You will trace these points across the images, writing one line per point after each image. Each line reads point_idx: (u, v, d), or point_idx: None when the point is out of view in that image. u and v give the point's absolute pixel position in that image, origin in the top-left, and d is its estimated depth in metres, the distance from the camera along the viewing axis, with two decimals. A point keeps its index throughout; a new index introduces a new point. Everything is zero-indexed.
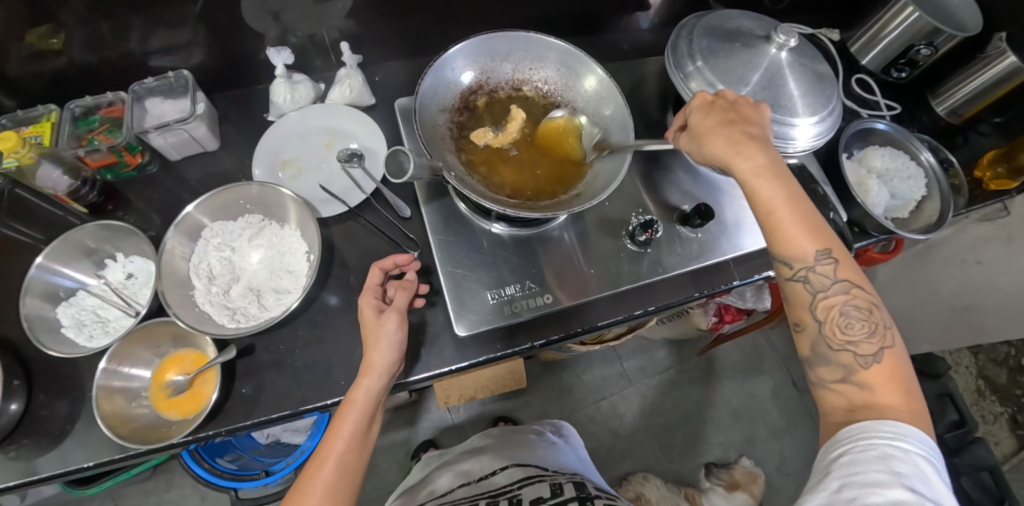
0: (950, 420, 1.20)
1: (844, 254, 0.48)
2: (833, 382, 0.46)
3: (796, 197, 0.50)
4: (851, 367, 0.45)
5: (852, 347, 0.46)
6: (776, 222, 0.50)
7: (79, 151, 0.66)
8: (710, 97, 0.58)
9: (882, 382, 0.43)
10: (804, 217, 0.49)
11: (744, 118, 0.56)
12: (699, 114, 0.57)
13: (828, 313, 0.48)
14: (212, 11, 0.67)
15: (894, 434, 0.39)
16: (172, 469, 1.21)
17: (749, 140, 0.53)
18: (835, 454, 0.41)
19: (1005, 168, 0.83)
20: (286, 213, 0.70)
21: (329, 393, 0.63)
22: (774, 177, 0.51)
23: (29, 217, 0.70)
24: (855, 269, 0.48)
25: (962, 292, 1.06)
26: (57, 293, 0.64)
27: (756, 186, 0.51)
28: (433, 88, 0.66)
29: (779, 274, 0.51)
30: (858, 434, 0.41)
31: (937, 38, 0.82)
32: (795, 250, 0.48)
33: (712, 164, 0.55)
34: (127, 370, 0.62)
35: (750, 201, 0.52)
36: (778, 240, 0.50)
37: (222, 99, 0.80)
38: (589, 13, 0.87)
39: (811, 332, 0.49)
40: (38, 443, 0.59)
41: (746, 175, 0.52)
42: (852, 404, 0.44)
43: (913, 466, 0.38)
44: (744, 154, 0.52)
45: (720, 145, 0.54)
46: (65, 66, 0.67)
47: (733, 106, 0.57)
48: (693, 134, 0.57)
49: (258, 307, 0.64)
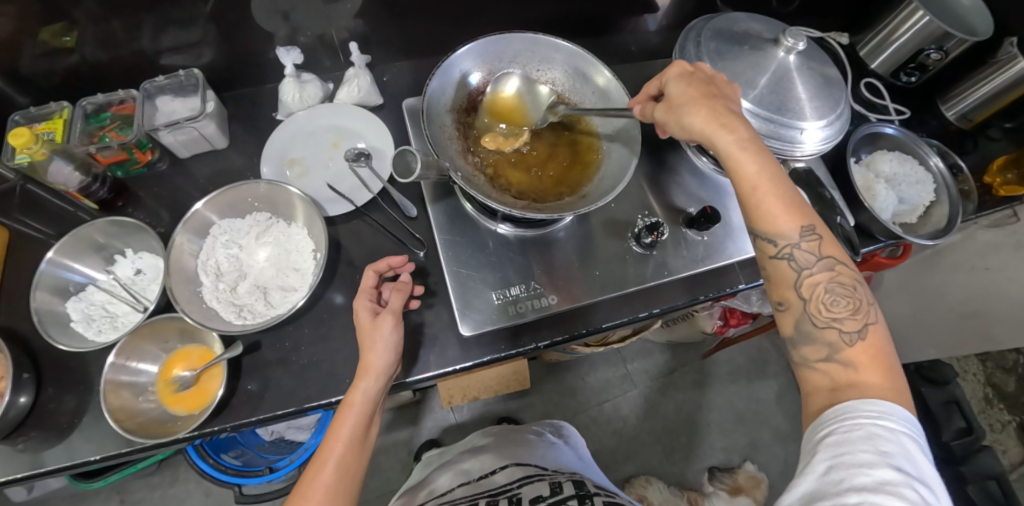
0: (956, 427, 1.19)
1: (825, 231, 0.48)
2: (817, 360, 0.46)
3: (778, 173, 0.49)
4: (836, 345, 0.45)
5: (837, 324, 0.45)
6: (760, 198, 0.49)
7: (90, 148, 0.67)
8: (690, 68, 0.58)
9: (866, 360, 0.43)
10: (786, 193, 0.49)
11: (724, 93, 0.56)
12: (680, 83, 0.57)
13: (813, 291, 0.47)
14: (222, 11, 0.67)
15: (879, 412, 0.39)
16: (176, 464, 1.21)
17: (732, 114, 0.53)
18: (820, 435, 0.41)
19: (1015, 175, 0.82)
20: (293, 211, 0.70)
21: (332, 391, 0.64)
22: (755, 150, 0.51)
23: (39, 212, 0.71)
24: (837, 247, 0.48)
25: (970, 298, 1.05)
26: (66, 287, 0.65)
27: (741, 158, 0.50)
28: (440, 88, 0.66)
29: (761, 252, 0.50)
30: (842, 414, 0.40)
31: (947, 43, 0.81)
32: (781, 227, 0.48)
33: (694, 137, 0.55)
34: (134, 365, 0.62)
35: (734, 176, 0.51)
36: (761, 217, 0.49)
37: (231, 97, 0.81)
38: (597, 14, 0.87)
39: (795, 310, 0.48)
40: (46, 436, 0.60)
41: (730, 147, 0.51)
42: (836, 383, 0.43)
43: (900, 445, 0.38)
44: (727, 128, 0.52)
45: (703, 117, 0.53)
46: (77, 64, 0.68)
47: (712, 80, 0.58)
48: (673, 103, 0.56)
49: (264, 304, 0.65)
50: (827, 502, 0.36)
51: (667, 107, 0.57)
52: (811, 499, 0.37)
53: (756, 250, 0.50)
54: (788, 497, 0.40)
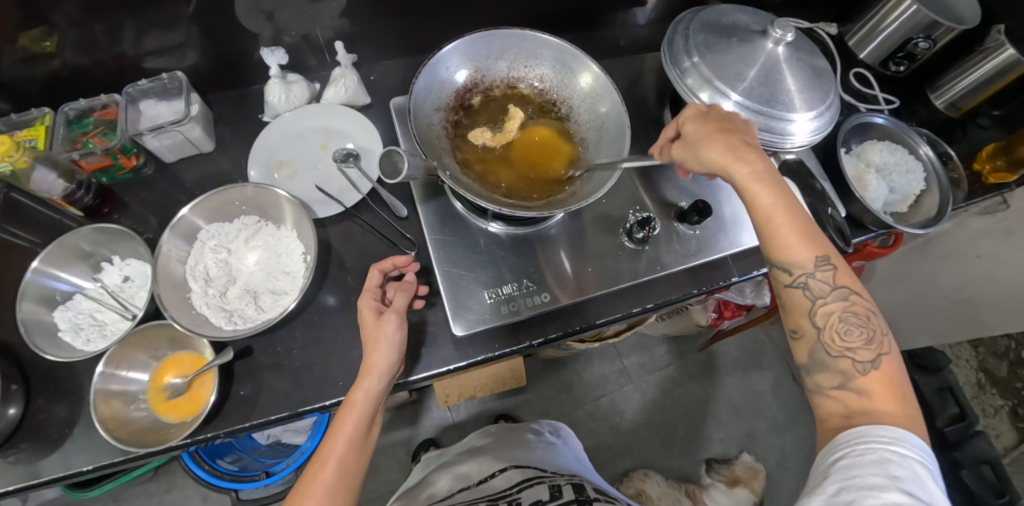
0: (950, 413, 1.20)
1: (841, 262, 0.48)
2: (831, 388, 0.46)
3: (793, 205, 0.50)
4: (849, 374, 0.45)
5: (850, 354, 0.46)
6: (775, 229, 0.50)
7: (73, 154, 0.66)
8: (703, 109, 0.59)
9: (879, 389, 0.44)
10: (801, 222, 0.50)
11: (739, 128, 0.57)
12: (694, 124, 0.58)
13: (827, 320, 0.47)
14: (205, 12, 0.66)
15: (891, 438, 0.39)
16: (173, 470, 1.21)
17: (747, 147, 0.54)
18: (832, 459, 0.41)
19: (1005, 161, 0.82)
20: (282, 214, 0.69)
21: (327, 394, 0.63)
22: (772, 183, 0.51)
23: (25, 220, 0.70)
24: (851, 277, 0.48)
25: (962, 286, 1.06)
26: (53, 297, 0.64)
27: (756, 192, 0.51)
28: (427, 87, 0.66)
29: (776, 280, 0.51)
30: (854, 438, 0.41)
31: (935, 32, 0.81)
32: (795, 256, 0.48)
33: (710, 171, 0.55)
34: (125, 374, 0.62)
35: (749, 207, 0.51)
36: (776, 247, 0.50)
37: (217, 100, 0.80)
38: (585, 9, 0.86)
39: (809, 339, 0.48)
40: (37, 448, 0.59)
41: (746, 181, 0.52)
42: (849, 410, 0.44)
43: (911, 471, 0.38)
44: (743, 160, 0.53)
45: (718, 152, 0.54)
46: (58, 69, 0.67)
47: (726, 117, 0.58)
48: (689, 141, 0.57)
49: (255, 308, 0.64)
50: None
51: (684, 145, 0.57)
52: None
53: (772, 276, 0.51)
54: None
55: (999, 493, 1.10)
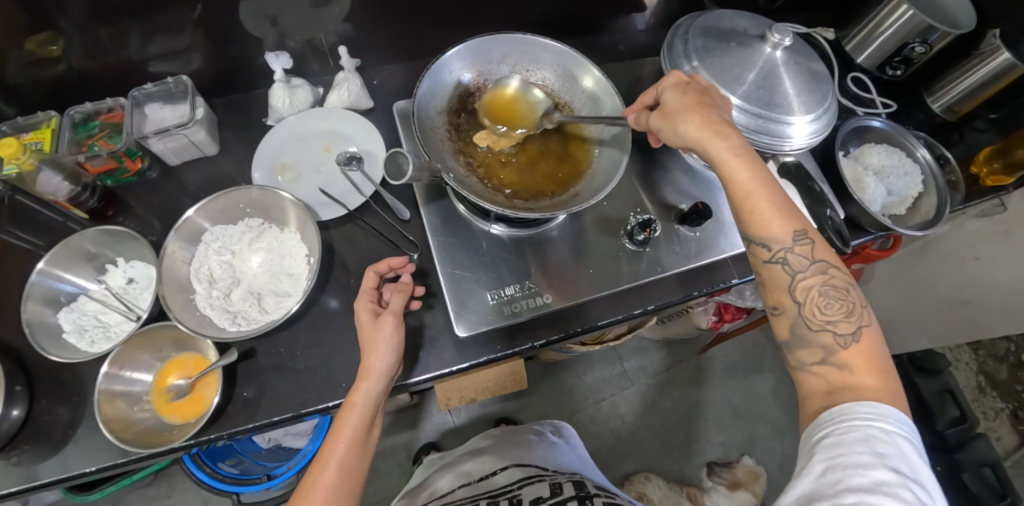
0: (951, 415, 1.22)
1: (819, 235, 0.49)
2: (813, 364, 0.46)
3: (769, 179, 0.50)
4: (831, 348, 0.45)
5: (831, 327, 0.46)
6: (753, 205, 0.50)
7: (79, 157, 0.66)
8: (685, 78, 0.59)
9: (861, 362, 0.44)
10: (779, 198, 0.50)
11: (717, 104, 0.58)
12: (674, 92, 0.58)
13: (807, 294, 0.48)
14: (211, 17, 0.67)
15: (874, 415, 0.39)
16: (173, 474, 1.20)
17: (724, 123, 0.54)
18: (815, 438, 0.41)
19: (1001, 164, 0.83)
20: (286, 216, 0.70)
21: (330, 395, 0.63)
22: (750, 158, 0.51)
23: (29, 223, 0.71)
24: (829, 251, 0.49)
25: (960, 288, 1.06)
26: (57, 298, 0.64)
27: (733, 166, 0.51)
28: (430, 91, 0.67)
29: (755, 256, 0.51)
30: (838, 416, 0.41)
31: (931, 36, 0.82)
32: (774, 232, 0.49)
33: (687, 144, 0.56)
34: (128, 374, 0.62)
35: (728, 181, 0.52)
36: (755, 223, 0.50)
37: (221, 104, 0.80)
38: (584, 14, 0.87)
39: (790, 314, 0.49)
40: (40, 449, 0.59)
41: (724, 155, 0.52)
42: (831, 386, 0.44)
43: (895, 447, 0.38)
44: (721, 136, 0.53)
45: (697, 125, 0.54)
46: (65, 73, 0.68)
47: (705, 90, 0.59)
48: (668, 111, 0.57)
49: (259, 309, 0.65)
50: (824, 502, 0.36)
51: (662, 114, 0.58)
52: (807, 499, 0.38)
53: (751, 254, 0.51)
54: (784, 499, 0.40)
55: (1000, 493, 1.11)
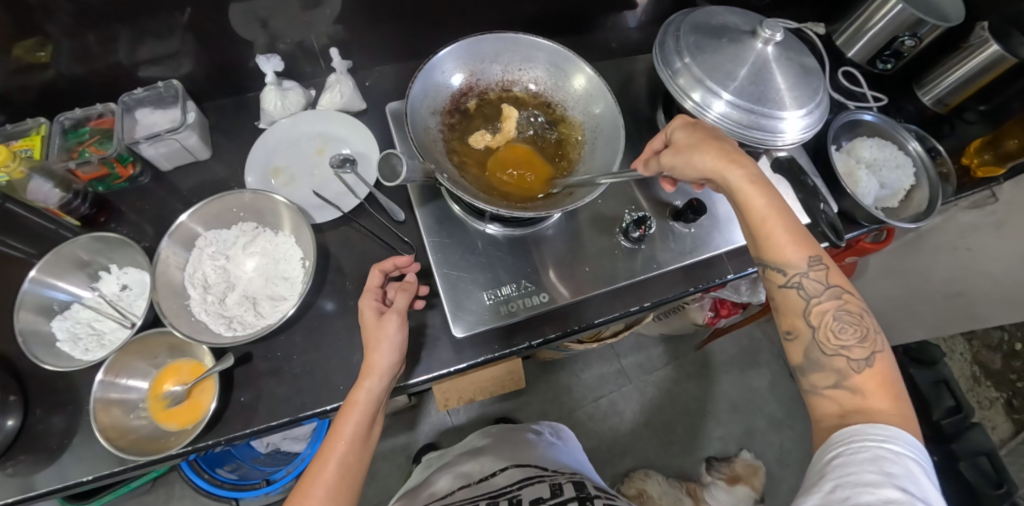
0: (946, 406, 1.24)
1: (833, 262, 0.50)
2: (826, 387, 0.47)
3: (785, 207, 0.52)
4: (844, 372, 0.46)
5: (845, 352, 0.47)
6: (769, 231, 0.52)
7: (70, 164, 0.66)
8: (690, 120, 0.61)
9: (873, 387, 0.45)
10: (792, 226, 0.52)
11: (728, 137, 0.59)
12: (683, 132, 0.59)
13: (821, 318, 0.49)
14: (200, 20, 0.67)
15: (885, 437, 0.40)
16: (171, 481, 1.20)
17: (741, 151, 0.55)
18: (827, 458, 0.42)
19: (992, 155, 0.84)
20: (280, 220, 0.70)
21: (328, 399, 0.63)
22: (766, 186, 0.53)
23: (20, 231, 0.70)
24: (843, 277, 0.50)
25: (953, 279, 1.07)
26: (50, 306, 0.64)
27: (750, 193, 0.52)
28: (423, 92, 0.66)
29: (771, 281, 0.52)
30: (849, 437, 0.41)
31: (921, 29, 0.83)
32: (789, 257, 0.50)
33: (703, 173, 0.56)
34: (124, 382, 0.61)
35: (744, 208, 0.53)
36: (771, 248, 0.52)
37: (213, 108, 0.80)
38: (576, 12, 0.87)
39: (804, 338, 0.49)
40: (36, 458, 0.59)
41: (740, 183, 0.53)
42: (844, 410, 0.45)
43: (905, 468, 0.38)
44: (737, 163, 0.54)
45: (713, 154, 0.55)
46: (53, 79, 0.67)
47: (713, 129, 0.60)
48: (680, 148, 0.58)
49: (255, 314, 0.65)
50: None
51: (674, 151, 0.58)
52: None
53: (766, 278, 0.53)
54: None
55: (998, 483, 1.12)
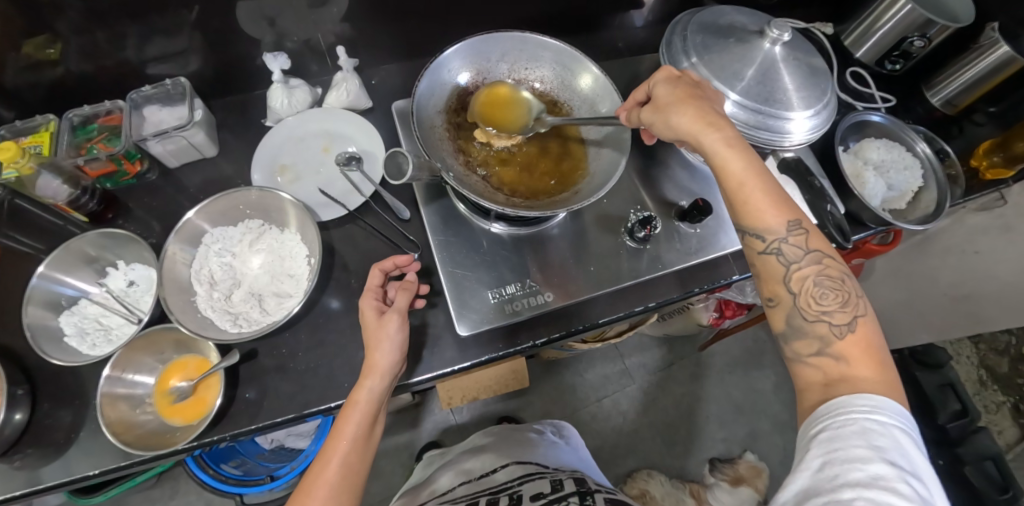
0: (952, 409, 1.21)
1: (812, 226, 0.50)
2: (809, 355, 0.46)
3: (764, 170, 0.51)
4: (827, 338, 0.45)
5: (827, 318, 0.46)
6: (746, 195, 0.51)
7: (78, 160, 0.66)
8: (675, 73, 0.60)
9: (857, 353, 0.44)
10: (770, 190, 0.51)
11: (708, 97, 0.59)
12: (666, 86, 0.59)
13: (802, 285, 0.48)
14: (208, 18, 0.67)
15: (871, 407, 0.39)
16: (176, 476, 1.21)
17: (719, 115, 0.55)
18: (814, 431, 0.41)
19: (1001, 157, 0.83)
20: (286, 217, 0.70)
21: (332, 396, 0.63)
22: (743, 148, 0.52)
23: (29, 227, 0.70)
24: (823, 241, 0.50)
25: (960, 282, 1.06)
26: (59, 302, 0.65)
27: (727, 155, 0.52)
28: (429, 90, 0.66)
29: (750, 248, 0.51)
30: (835, 409, 0.41)
31: (930, 30, 0.82)
32: (768, 222, 0.49)
33: (681, 136, 0.56)
34: (131, 377, 0.62)
35: (720, 172, 0.52)
36: (749, 214, 0.51)
37: (220, 106, 0.80)
38: (584, 12, 0.87)
39: (785, 305, 0.49)
40: (43, 453, 0.59)
41: (717, 146, 0.53)
42: (828, 378, 0.44)
43: (893, 440, 0.38)
44: (714, 127, 0.54)
45: (690, 116, 0.55)
46: (63, 76, 0.67)
47: (696, 85, 0.60)
48: (660, 104, 0.58)
49: (260, 311, 0.65)
50: (822, 498, 0.37)
51: (654, 108, 0.58)
52: (805, 495, 0.38)
53: (745, 245, 0.52)
54: (783, 494, 0.40)
55: (1002, 486, 1.10)
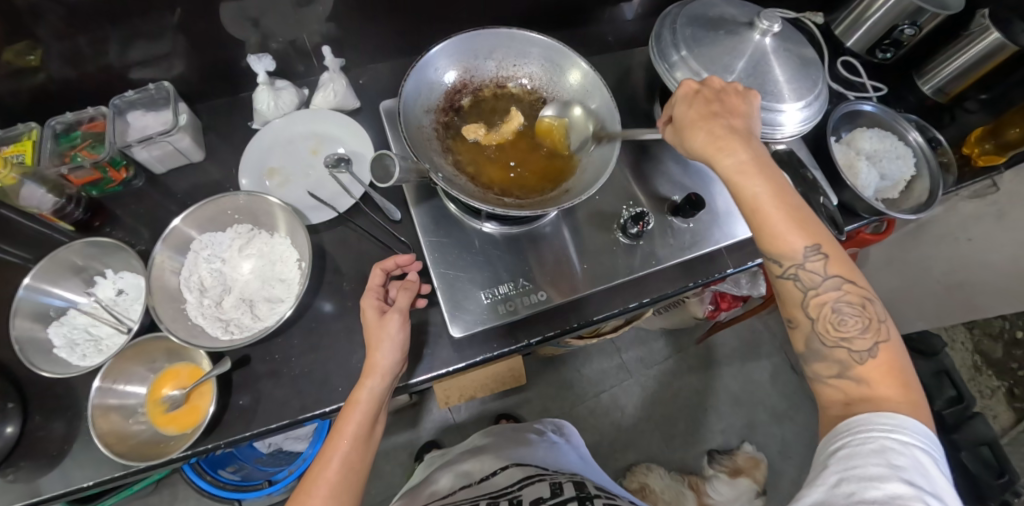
0: (947, 396, 1.22)
1: (833, 249, 0.48)
2: (831, 377, 0.47)
3: (780, 190, 0.49)
4: (846, 363, 0.46)
5: (846, 343, 0.46)
6: (762, 220, 0.50)
7: (62, 169, 0.65)
8: (696, 86, 0.58)
9: (879, 376, 0.44)
10: (789, 212, 0.49)
11: (728, 110, 0.56)
12: (683, 106, 0.57)
13: (820, 310, 0.48)
14: (191, 21, 0.66)
15: (892, 426, 0.40)
16: (174, 482, 1.20)
17: (731, 135, 0.53)
18: (833, 448, 0.42)
19: (992, 144, 0.84)
20: (275, 222, 0.69)
21: (328, 400, 0.63)
22: (761, 173, 0.50)
23: (15, 237, 0.70)
24: (845, 264, 0.48)
25: (955, 270, 1.06)
26: (47, 312, 0.64)
27: (742, 182, 0.50)
28: (416, 90, 0.65)
29: (769, 271, 0.51)
30: (855, 427, 0.41)
31: (921, 17, 0.82)
32: (784, 249, 0.48)
33: (696, 157, 0.55)
34: (122, 387, 0.61)
35: (735, 198, 0.51)
36: (768, 240, 0.50)
37: (206, 109, 0.79)
38: (572, 7, 0.86)
39: (804, 328, 0.50)
40: (37, 464, 0.59)
41: (729, 173, 0.51)
42: (849, 398, 0.45)
43: (913, 459, 0.38)
44: (726, 151, 0.52)
45: (703, 140, 0.53)
46: (44, 82, 0.66)
47: (718, 96, 0.57)
48: (679, 125, 0.56)
49: (251, 317, 0.64)
50: None
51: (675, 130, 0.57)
52: None
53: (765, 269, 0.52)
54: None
55: (998, 471, 1.11)
